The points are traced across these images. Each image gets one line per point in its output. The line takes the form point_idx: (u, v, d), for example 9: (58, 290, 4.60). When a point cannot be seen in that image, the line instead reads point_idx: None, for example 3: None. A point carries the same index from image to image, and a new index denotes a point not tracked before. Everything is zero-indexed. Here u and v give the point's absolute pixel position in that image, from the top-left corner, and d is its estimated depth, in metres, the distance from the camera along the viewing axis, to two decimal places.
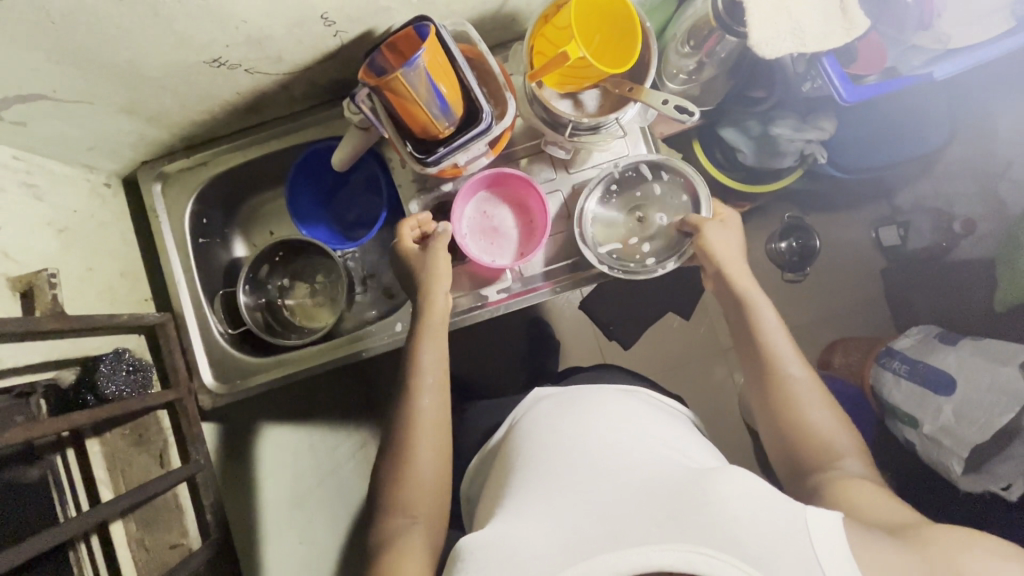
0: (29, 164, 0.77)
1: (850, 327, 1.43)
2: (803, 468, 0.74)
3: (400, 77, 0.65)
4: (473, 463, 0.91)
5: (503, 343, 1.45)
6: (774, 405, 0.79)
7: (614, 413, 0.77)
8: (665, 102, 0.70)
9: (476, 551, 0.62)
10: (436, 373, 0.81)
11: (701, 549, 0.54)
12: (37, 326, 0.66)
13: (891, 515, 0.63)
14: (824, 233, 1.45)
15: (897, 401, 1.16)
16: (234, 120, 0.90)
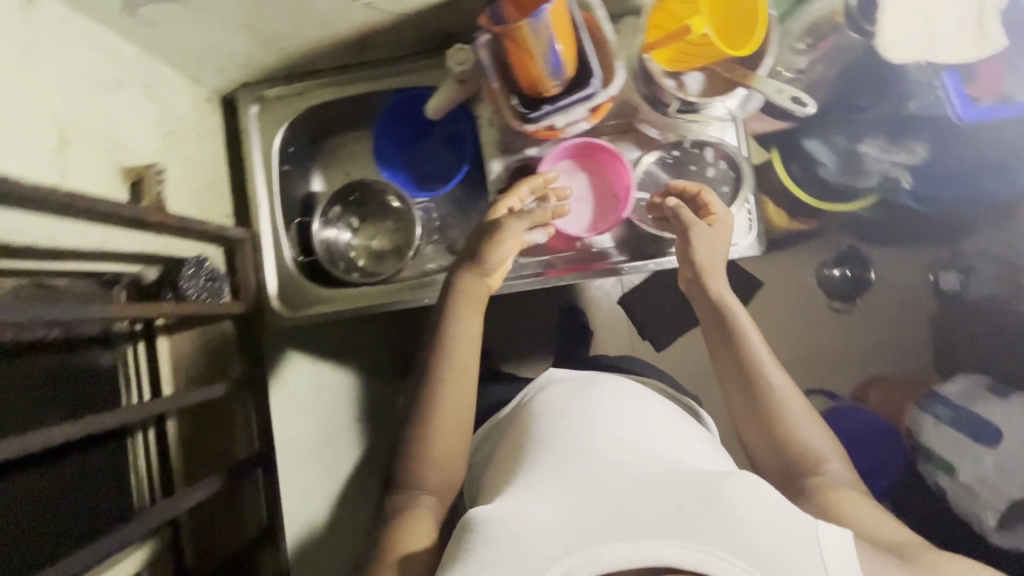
0: (147, 65, 0.80)
1: (892, 366, 1.40)
2: (789, 477, 0.75)
3: (525, 27, 0.66)
4: (482, 429, 0.93)
5: (538, 324, 1.46)
6: (755, 420, 0.78)
7: (622, 411, 0.77)
8: (779, 91, 0.69)
9: (488, 523, 0.61)
10: (467, 352, 0.81)
11: (712, 550, 0.54)
12: (144, 216, 0.69)
13: (889, 534, 0.65)
14: (880, 268, 1.42)
15: (936, 444, 1.21)
16: (338, 55, 0.92)
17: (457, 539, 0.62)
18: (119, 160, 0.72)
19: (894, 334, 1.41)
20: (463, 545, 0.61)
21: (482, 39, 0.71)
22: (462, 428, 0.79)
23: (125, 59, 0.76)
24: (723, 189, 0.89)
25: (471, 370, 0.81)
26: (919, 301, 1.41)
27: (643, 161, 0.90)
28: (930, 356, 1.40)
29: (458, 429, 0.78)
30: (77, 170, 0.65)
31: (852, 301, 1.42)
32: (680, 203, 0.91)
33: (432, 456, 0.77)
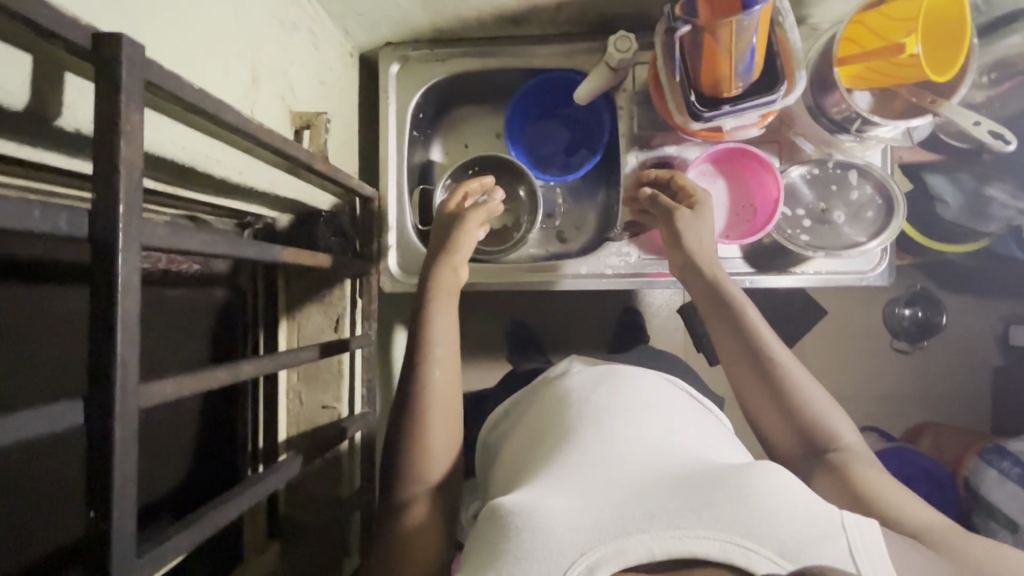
0: (315, 12, 0.79)
1: (947, 413, 1.39)
2: (812, 468, 0.70)
3: (734, 22, 0.65)
4: (500, 408, 0.89)
5: (596, 322, 1.45)
6: (772, 410, 0.73)
7: (635, 394, 0.71)
8: (977, 124, 0.68)
9: (516, 513, 0.55)
10: (441, 350, 0.77)
11: (738, 539, 0.50)
12: (317, 163, 0.68)
13: (916, 516, 0.62)
14: (953, 314, 1.40)
15: (999, 501, 1.11)
16: (492, 26, 0.91)
17: (486, 533, 0.57)
18: (289, 104, 0.72)
19: (956, 381, 1.40)
20: (493, 540, 0.55)
21: (680, 30, 0.69)
22: (454, 438, 0.74)
23: (300, 2, 0.75)
24: (867, 215, 0.87)
25: (451, 378, 0.76)
26: (985, 353, 1.40)
27: (789, 173, 0.88)
28: (987, 409, 1.39)
29: (449, 434, 0.73)
30: (260, 109, 0.65)
31: (916, 345, 1.39)
32: (820, 223, 0.88)
33: (429, 466, 0.70)
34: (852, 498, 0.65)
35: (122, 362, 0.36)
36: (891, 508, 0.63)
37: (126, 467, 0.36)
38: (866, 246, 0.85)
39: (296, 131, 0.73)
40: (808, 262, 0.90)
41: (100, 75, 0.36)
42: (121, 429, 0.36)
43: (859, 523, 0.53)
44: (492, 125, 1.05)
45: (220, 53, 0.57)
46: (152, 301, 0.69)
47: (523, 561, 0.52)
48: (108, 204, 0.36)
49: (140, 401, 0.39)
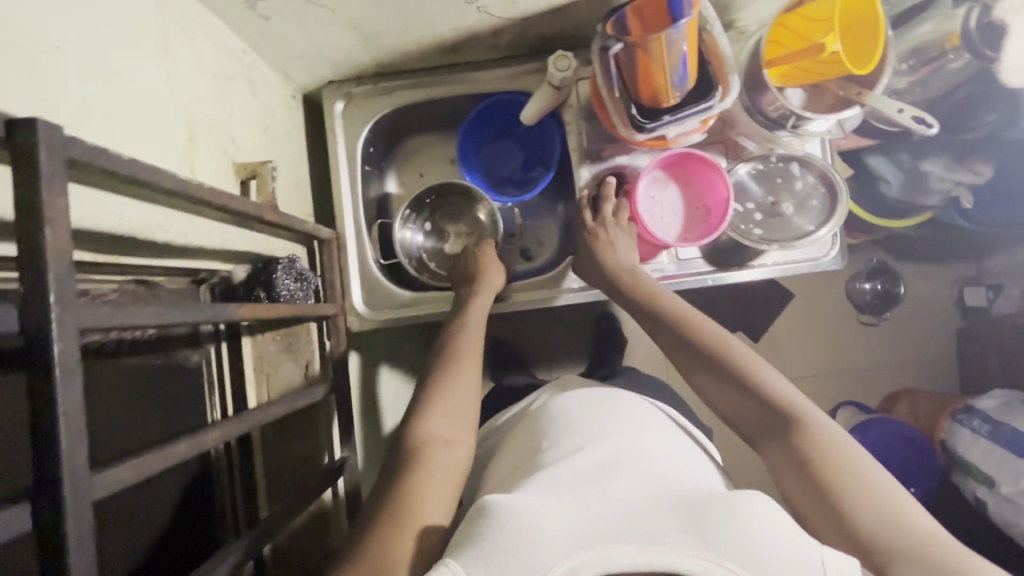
0: (250, 60, 0.79)
1: (917, 378, 1.44)
2: (764, 436, 0.69)
3: (664, 36, 0.67)
4: (482, 436, 0.92)
5: (573, 330, 1.46)
6: (722, 392, 0.73)
7: (629, 424, 0.72)
8: (901, 111, 0.71)
9: (501, 511, 0.55)
10: (472, 368, 0.77)
11: (722, 560, 0.49)
12: (265, 213, 0.67)
13: (879, 496, 0.58)
14: (909, 283, 1.45)
15: (974, 459, 1.16)
16: (432, 56, 0.91)
17: (467, 526, 0.56)
18: (231, 156, 0.70)
19: (921, 347, 1.45)
20: (471, 532, 0.55)
21: (613, 48, 0.71)
22: (463, 422, 0.72)
23: (233, 52, 0.74)
24: (813, 203, 0.90)
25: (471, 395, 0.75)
26: (944, 317, 1.45)
27: (736, 170, 0.90)
28: (953, 370, 1.44)
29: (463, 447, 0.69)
30: (201, 166, 0.64)
31: (881, 315, 1.44)
32: (771, 215, 0.91)
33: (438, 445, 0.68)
34: (801, 470, 0.63)
35: (68, 456, 0.35)
36: (839, 481, 0.60)
37: (83, 565, 0.35)
38: (817, 234, 0.87)
39: (242, 183, 0.72)
40: (765, 254, 0.92)
41: (16, 164, 0.35)
42: (74, 527, 0.35)
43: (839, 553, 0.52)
44: (445, 152, 1.06)
45: (152, 116, 0.56)
46: (105, 376, 0.67)
47: (503, 558, 0.51)
48: (37, 296, 0.34)
49: (94, 493, 0.38)
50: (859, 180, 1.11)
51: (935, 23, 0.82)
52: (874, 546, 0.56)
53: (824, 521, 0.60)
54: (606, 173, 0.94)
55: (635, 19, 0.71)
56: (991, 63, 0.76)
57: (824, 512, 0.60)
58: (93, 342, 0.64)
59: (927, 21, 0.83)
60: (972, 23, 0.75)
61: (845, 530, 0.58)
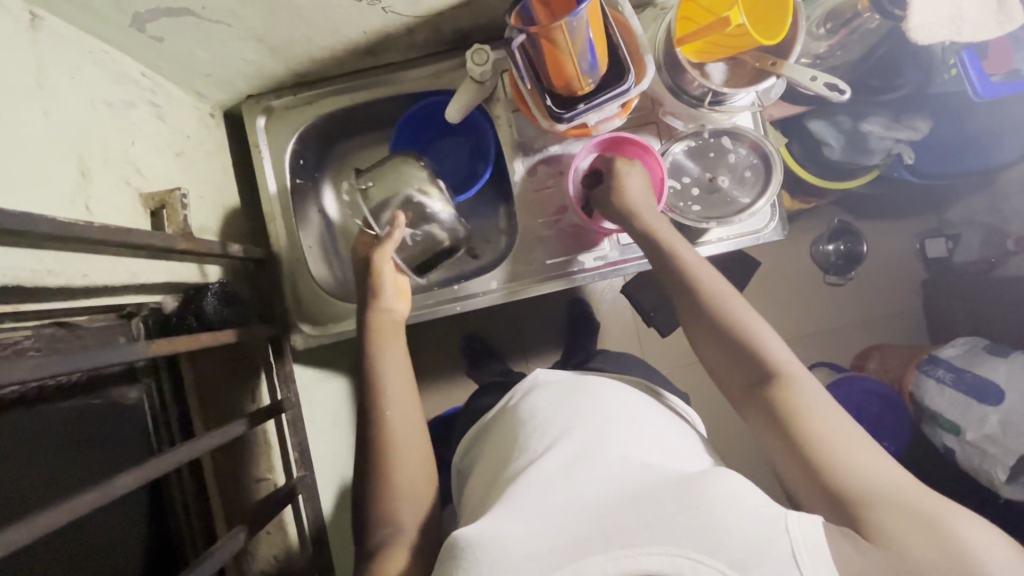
0: (153, 83, 0.76)
1: (885, 333, 1.45)
2: (747, 395, 0.68)
3: (565, 25, 0.64)
4: (463, 446, 0.87)
5: (542, 319, 1.45)
6: (714, 344, 0.72)
7: (595, 411, 0.70)
8: (814, 79, 0.70)
9: (472, 545, 0.54)
10: (408, 414, 0.73)
11: (689, 553, 0.48)
12: (175, 243, 0.65)
13: (868, 467, 0.58)
14: (871, 240, 1.46)
15: (941, 409, 1.17)
16: (348, 60, 0.89)
17: (445, 564, 0.56)
18: (138, 187, 0.68)
19: (887, 302, 1.46)
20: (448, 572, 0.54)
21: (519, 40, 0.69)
22: (422, 463, 0.71)
23: (131, 79, 0.72)
24: (746, 176, 0.89)
25: (415, 416, 0.74)
26: (908, 270, 1.46)
27: (672, 151, 0.89)
28: (922, 321, 1.45)
29: (422, 467, 0.70)
30: (100, 201, 0.62)
31: (847, 275, 1.44)
32: (707, 191, 0.90)
33: (395, 491, 0.67)
34: (785, 431, 0.63)
35: None
36: (821, 444, 0.60)
37: None
38: (755, 207, 0.87)
39: (152, 215, 0.69)
40: (708, 232, 0.91)
41: None
42: None
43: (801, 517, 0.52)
44: (381, 156, 1.04)
45: (32, 157, 0.54)
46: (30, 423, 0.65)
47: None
48: None
49: None
50: (802, 145, 1.08)
51: None
52: (843, 495, 0.57)
53: (801, 475, 0.61)
54: (539, 165, 0.92)
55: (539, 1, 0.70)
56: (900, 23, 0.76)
57: (804, 469, 0.60)
58: (7, 392, 0.63)
59: None
60: None
61: (819, 486, 0.59)
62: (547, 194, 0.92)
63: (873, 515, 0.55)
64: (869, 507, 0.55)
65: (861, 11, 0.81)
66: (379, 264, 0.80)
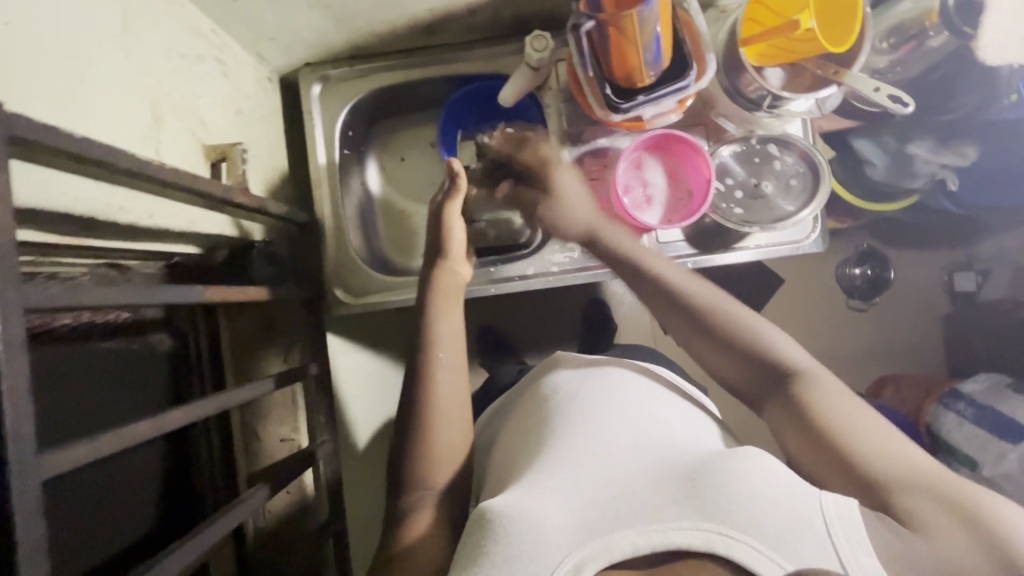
0: (221, 40, 0.78)
1: (905, 364, 1.43)
2: (762, 398, 0.68)
3: (636, 12, 0.67)
4: (488, 414, 0.90)
5: (557, 321, 1.43)
6: (716, 352, 0.71)
7: (614, 389, 0.70)
8: (877, 90, 0.71)
9: (499, 516, 0.55)
10: (453, 383, 0.73)
11: (721, 528, 0.49)
12: (234, 197, 0.65)
13: (894, 462, 0.56)
14: (899, 268, 1.44)
15: (958, 443, 1.12)
16: (407, 36, 0.90)
17: (473, 535, 0.56)
18: (201, 138, 0.70)
19: (911, 333, 1.43)
20: (476, 543, 0.55)
21: (586, 27, 0.71)
22: (459, 432, 0.72)
23: (202, 33, 0.73)
24: (792, 184, 0.89)
25: (460, 386, 0.74)
26: (933, 303, 1.43)
27: (719, 153, 0.89)
28: (943, 356, 1.42)
29: (458, 435, 0.71)
30: (167, 146, 0.63)
31: (870, 300, 1.42)
32: (752, 196, 0.90)
33: (432, 460, 0.69)
34: (804, 429, 0.62)
35: (14, 435, 0.34)
36: (849, 444, 0.58)
37: (32, 543, 0.34)
38: (798, 216, 0.87)
39: (212, 166, 0.72)
40: (748, 237, 0.91)
41: None
42: (20, 509, 0.34)
43: (837, 499, 0.51)
44: (424, 135, 1.04)
45: (112, 94, 0.55)
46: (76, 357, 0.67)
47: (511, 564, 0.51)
48: None
49: (44, 473, 0.37)
50: (842, 163, 1.07)
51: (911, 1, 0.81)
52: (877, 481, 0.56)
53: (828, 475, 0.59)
54: (585, 157, 0.92)
55: None
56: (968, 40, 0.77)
57: (830, 464, 0.59)
58: (61, 323, 0.65)
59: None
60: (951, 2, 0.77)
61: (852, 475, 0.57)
62: (591, 185, 0.92)
63: (908, 500, 0.53)
64: (904, 491, 0.54)
65: (927, 28, 0.81)
66: (448, 222, 0.81)
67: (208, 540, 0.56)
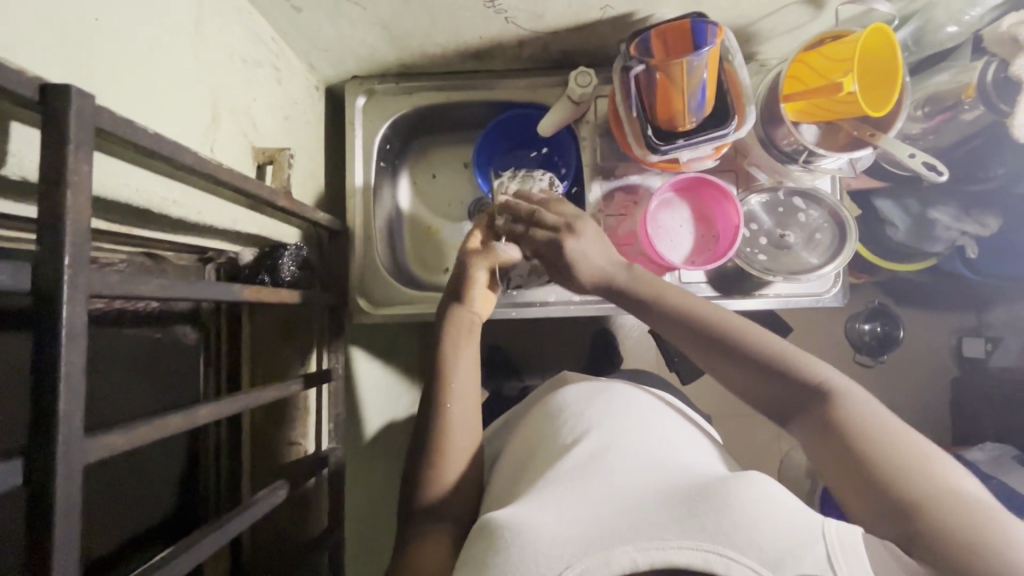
0: (279, 48, 0.80)
1: (910, 427, 1.40)
2: (793, 415, 0.65)
3: (685, 62, 0.71)
4: (494, 426, 0.90)
5: (562, 348, 1.41)
6: (736, 370, 0.69)
7: (620, 414, 0.70)
8: (912, 156, 0.75)
9: (501, 528, 0.53)
10: (467, 405, 0.74)
11: (721, 548, 0.46)
12: (279, 199, 0.66)
13: (925, 476, 0.53)
14: (909, 327, 1.42)
15: None
16: (455, 60, 0.93)
17: (475, 549, 0.54)
18: (252, 140, 0.73)
19: (918, 396, 1.41)
20: (478, 557, 0.52)
21: (635, 69, 0.74)
22: (470, 455, 0.72)
23: (264, 40, 0.76)
24: (818, 238, 0.90)
25: (474, 409, 0.74)
26: (939, 367, 1.42)
27: (748, 201, 0.91)
28: (948, 422, 1.40)
29: (466, 460, 0.71)
30: (221, 147, 0.65)
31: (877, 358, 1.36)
32: (776, 246, 0.90)
33: (440, 480, 0.69)
34: (832, 448, 0.60)
35: (65, 416, 0.35)
36: (878, 455, 0.56)
37: (67, 522, 0.36)
38: (823, 270, 0.87)
39: (259, 167, 0.74)
40: (769, 285, 0.91)
41: (47, 127, 0.36)
42: (63, 489, 0.35)
43: (840, 525, 0.50)
44: (460, 156, 1.06)
45: (179, 94, 0.57)
46: (105, 344, 0.66)
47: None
48: (52, 256, 0.35)
49: (86, 456, 0.38)
50: (864, 222, 1.07)
51: (947, 75, 0.85)
52: (901, 505, 0.53)
53: (856, 492, 0.57)
54: (616, 191, 0.94)
55: (658, 42, 0.73)
56: (1005, 117, 0.78)
57: (856, 483, 0.57)
58: (97, 309, 0.65)
59: (945, 70, 0.85)
60: (989, 78, 0.77)
61: (876, 499, 0.55)
62: (619, 220, 0.93)
63: (933, 529, 0.50)
64: (929, 517, 0.50)
65: (962, 100, 0.83)
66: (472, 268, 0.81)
67: (224, 539, 0.56)
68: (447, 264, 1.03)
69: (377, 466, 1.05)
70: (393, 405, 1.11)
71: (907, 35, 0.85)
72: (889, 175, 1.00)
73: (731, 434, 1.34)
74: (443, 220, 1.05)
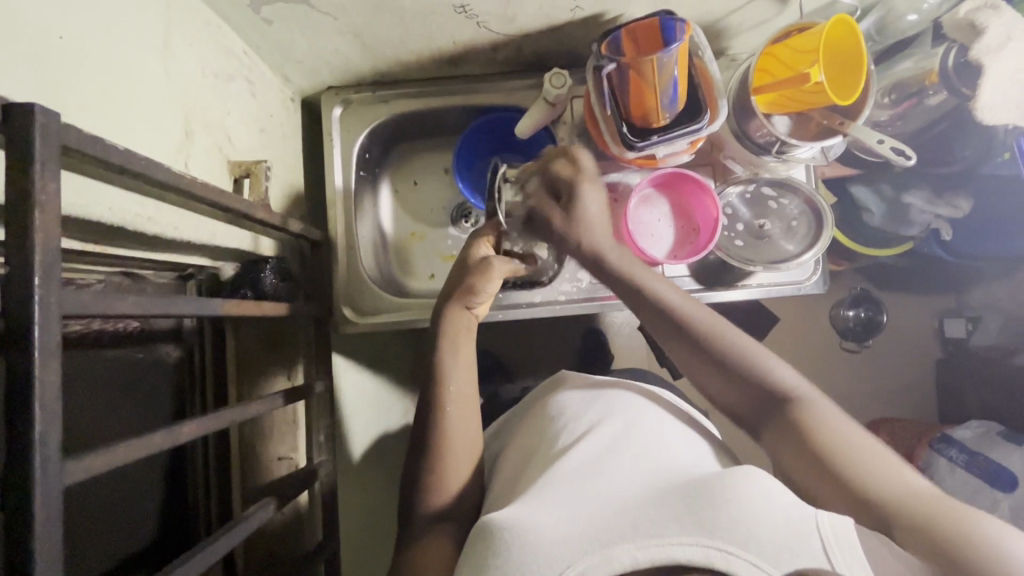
0: (252, 61, 0.80)
1: (898, 409, 1.41)
2: (764, 425, 0.68)
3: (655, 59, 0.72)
4: (491, 431, 0.90)
5: (551, 349, 1.40)
6: (720, 381, 0.71)
7: (623, 413, 0.70)
8: (881, 142, 0.77)
9: (504, 530, 0.53)
10: (459, 410, 0.73)
11: (719, 543, 0.46)
12: (256, 212, 0.66)
13: (895, 485, 0.56)
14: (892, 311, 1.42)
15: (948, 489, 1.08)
16: (428, 65, 0.93)
17: (477, 552, 0.54)
18: (227, 154, 0.72)
19: (904, 377, 1.42)
20: (481, 558, 0.53)
21: (607, 68, 0.75)
22: (467, 463, 0.71)
23: (235, 54, 0.76)
24: (795, 226, 0.91)
25: (469, 414, 0.73)
26: (924, 349, 1.42)
27: (725, 193, 0.92)
28: (936, 404, 1.40)
29: (466, 468, 0.71)
30: (195, 161, 0.65)
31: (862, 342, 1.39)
32: (754, 236, 0.92)
33: (434, 487, 0.68)
34: (810, 458, 0.62)
35: (40, 440, 0.35)
36: (859, 468, 0.58)
37: (47, 547, 0.35)
38: (801, 257, 0.88)
39: (236, 180, 0.74)
40: (751, 275, 0.93)
41: (12, 147, 0.35)
42: (40, 515, 0.35)
43: (834, 518, 0.49)
44: (439, 161, 1.06)
45: (148, 110, 0.57)
46: (81, 366, 0.65)
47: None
48: (21, 276, 0.35)
49: (64, 480, 0.37)
50: (840, 210, 1.09)
51: (910, 62, 0.86)
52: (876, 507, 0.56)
53: (835, 495, 0.59)
54: None
55: (628, 39, 0.74)
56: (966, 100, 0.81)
57: (831, 489, 0.59)
58: (72, 330, 0.64)
59: (908, 58, 0.87)
60: (950, 62, 0.80)
61: (851, 499, 0.57)
62: None
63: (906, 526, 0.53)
64: (912, 519, 0.53)
65: (926, 86, 0.86)
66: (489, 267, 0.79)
67: (213, 557, 0.55)
68: (432, 271, 1.03)
69: (369, 478, 1.03)
70: (382, 416, 1.09)
71: (871, 24, 0.86)
72: (861, 162, 1.01)
73: (724, 426, 1.35)
74: (425, 227, 1.05)
